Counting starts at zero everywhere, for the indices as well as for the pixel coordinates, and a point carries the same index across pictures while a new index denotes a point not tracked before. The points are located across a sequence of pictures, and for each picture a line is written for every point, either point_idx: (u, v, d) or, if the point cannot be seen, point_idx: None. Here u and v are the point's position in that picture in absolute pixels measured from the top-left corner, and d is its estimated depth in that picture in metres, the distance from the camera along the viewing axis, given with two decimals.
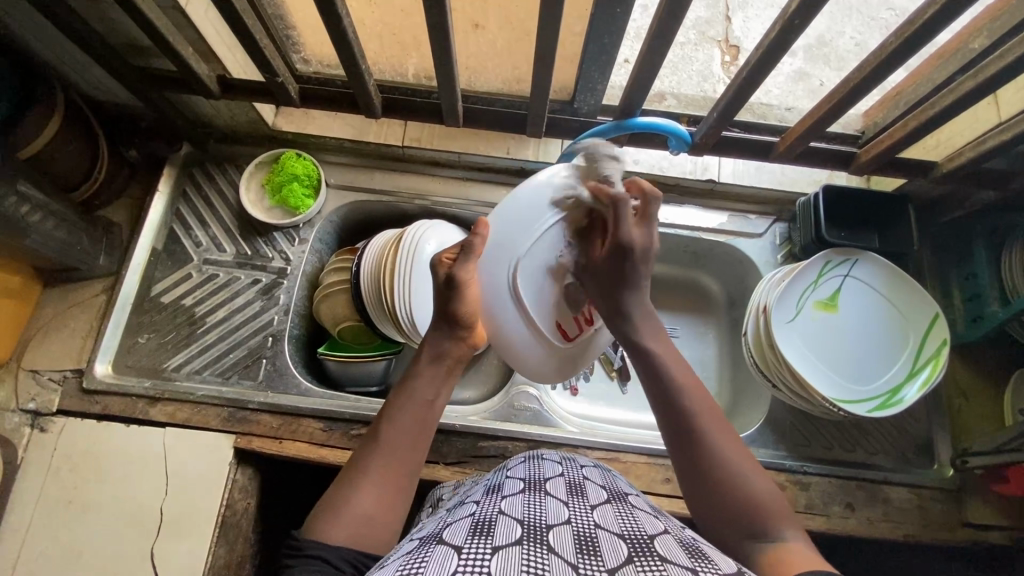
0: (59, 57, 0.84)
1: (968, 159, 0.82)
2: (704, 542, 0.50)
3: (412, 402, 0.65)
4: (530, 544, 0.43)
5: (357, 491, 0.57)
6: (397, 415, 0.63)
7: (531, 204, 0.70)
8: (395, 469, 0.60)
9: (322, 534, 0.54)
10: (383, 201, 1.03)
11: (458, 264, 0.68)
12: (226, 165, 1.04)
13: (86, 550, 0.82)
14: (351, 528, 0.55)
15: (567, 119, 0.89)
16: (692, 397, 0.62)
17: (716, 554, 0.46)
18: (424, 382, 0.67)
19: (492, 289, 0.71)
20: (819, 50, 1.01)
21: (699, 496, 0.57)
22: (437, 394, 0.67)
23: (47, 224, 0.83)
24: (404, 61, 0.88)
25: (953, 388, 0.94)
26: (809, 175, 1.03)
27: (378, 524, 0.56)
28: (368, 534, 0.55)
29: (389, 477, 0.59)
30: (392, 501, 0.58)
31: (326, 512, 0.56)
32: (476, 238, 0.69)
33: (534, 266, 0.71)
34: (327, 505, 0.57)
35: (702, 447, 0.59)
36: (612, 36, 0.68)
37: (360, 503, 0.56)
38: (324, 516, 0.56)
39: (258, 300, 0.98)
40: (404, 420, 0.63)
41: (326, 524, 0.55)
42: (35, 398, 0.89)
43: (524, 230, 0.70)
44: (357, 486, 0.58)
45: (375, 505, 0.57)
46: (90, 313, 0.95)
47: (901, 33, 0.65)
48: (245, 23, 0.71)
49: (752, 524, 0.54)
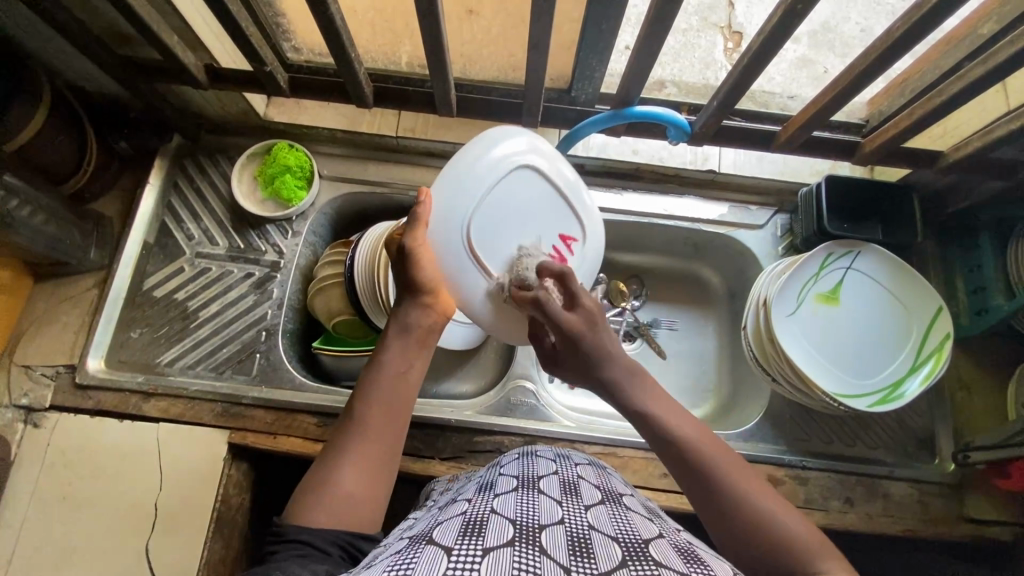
0: (45, 46, 0.82)
1: (976, 148, 0.79)
2: (699, 546, 0.48)
3: (385, 377, 0.63)
4: (522, 546, 0.41)
5: (338, 473, 0.56)
6: (373, 393, 0.61)
7: (477, 165, 0.69)
8: (374, 449, 0.58)
9: (305, 517, 0.53)
10: (377, 192, 1.02)
11: (405, 235, 0.67)
12: (218, 157, 1.02)
13: (80, 546, 0.81)
14: (333, 510, 0.54)
15: (564, 108, 0.87)
16: (708, 452, 0.57)
17: (712, 559, 0.45)
18: (394, 355, 0.65)
19: (447, 255, 0.69)
20: (823, 35, 0.97)
21: (742, 547, 0.52)
22: (410, 367, 0.65)
23: (36, 219, 0.82)
24: (397, 49, 0.85)
25: (956, 382, 0.93)
26: (810, 165, 1.01)
27: (361, 504, 0.55)
28: (351, 515, 0.55)
29: (369, 458, 0.58)
30: (374, 482, 0.57)
31: (307, 497, 0.55)
32: (421, 210, 0.67)
33: (486, 226, 0.70)
34: (307, 488, 0.55)
35: (727, 497, 0.54)
36: (610, 22, 0.66)
37: (341, 483, 0.55)
38: (304, 500, 0.54)
39: (251, 294, 0.97)
40: (380, 396, 0.61)
41: (308, 506, 0.54)
42: (28, 393, 0.89)
43: (470, 189, 0.68)
44: (337, 469, 0.56)
45: (357, 485, 0.56)
46: (83, 307, 0.94)
47: (908, 17, 0.64)
48: (230, 10, 0.69)
49: (792, 567, 0.49)
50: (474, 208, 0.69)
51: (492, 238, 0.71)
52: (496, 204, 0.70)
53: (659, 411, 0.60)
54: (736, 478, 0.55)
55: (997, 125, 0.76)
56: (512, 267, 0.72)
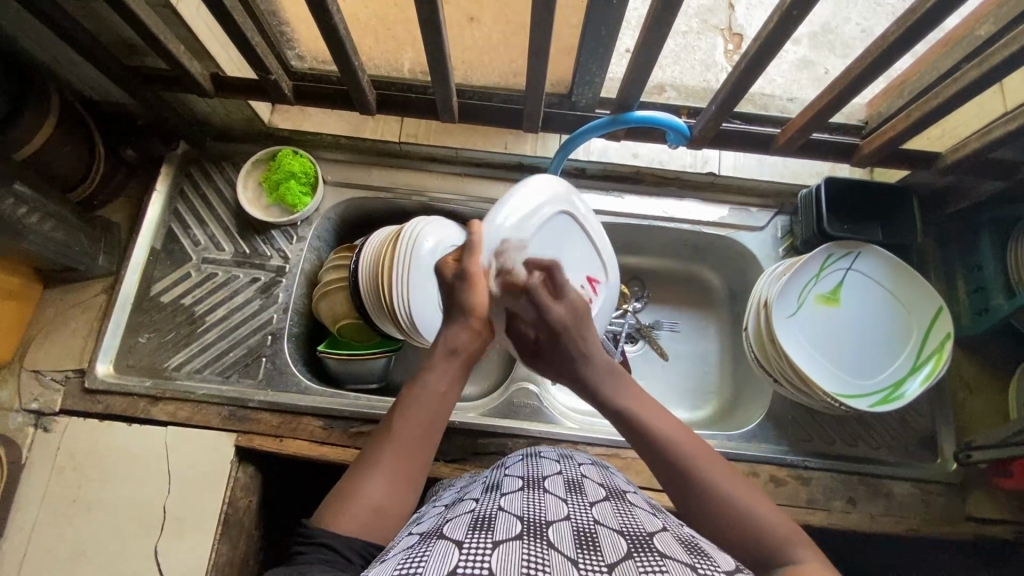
0: (53, 57, 0.84)
1: (972, 149, 0.79)
2: (704, 540, 0.49)
3: (425, 393, 0.62)
4: (530, 539, 0.42)
5: (367, 485, 0.56)
6: (411, 406, 0.61)
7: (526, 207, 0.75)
8: (407, 462, 0.58)
9: (333, 525, 0.53)
10: (381, 197, 1.03)
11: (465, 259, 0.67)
12: (223, 164, 1.04)
13: (89, 549, 0.83)
14: (360, 521, 0.54)
15: (565, 113, 0.88)
16: (679, 448, 0.57)
17: (716, 551, 0.45)
18: (438, 374, 0.64)
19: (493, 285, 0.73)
20: (823, 37, 0.99)
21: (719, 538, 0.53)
22: (451, 387, 0.65)
23: (45, 226, 0.83)
24: (399, 56, 0.87)
25: (958, 382, 0.93)
26: (811, 167, 1.02)
27: (387, 516, 0.55)
28: (376, 525, 0.55)
29: (400, 470, 0.58)
30: (402, 496, 0.57)
31: (335, 504, 0.55)
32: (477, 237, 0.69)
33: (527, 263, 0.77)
34: (338, 495, 0.56)
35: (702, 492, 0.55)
36: (609, 28, 0.67)
37: (368, 496, 0.55)
38: (334, 507, 0.55)
39: (257, 298, 0.98)
40: (418, 411, 0.61)
41: (336, 514, 0.54)
42: (38, 398, 0.90)
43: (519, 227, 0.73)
44: (365, 480, 0.56)
45: (385, 497, 0.56)
46: (92, 313, 0.95)
47: (904, 20, 0.64)
48: (235, 20, 0.70)
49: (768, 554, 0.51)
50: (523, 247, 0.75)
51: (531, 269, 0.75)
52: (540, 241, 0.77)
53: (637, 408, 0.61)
54: (724, 487, 0.55)
55: (994, 126, 0.77)
56: None
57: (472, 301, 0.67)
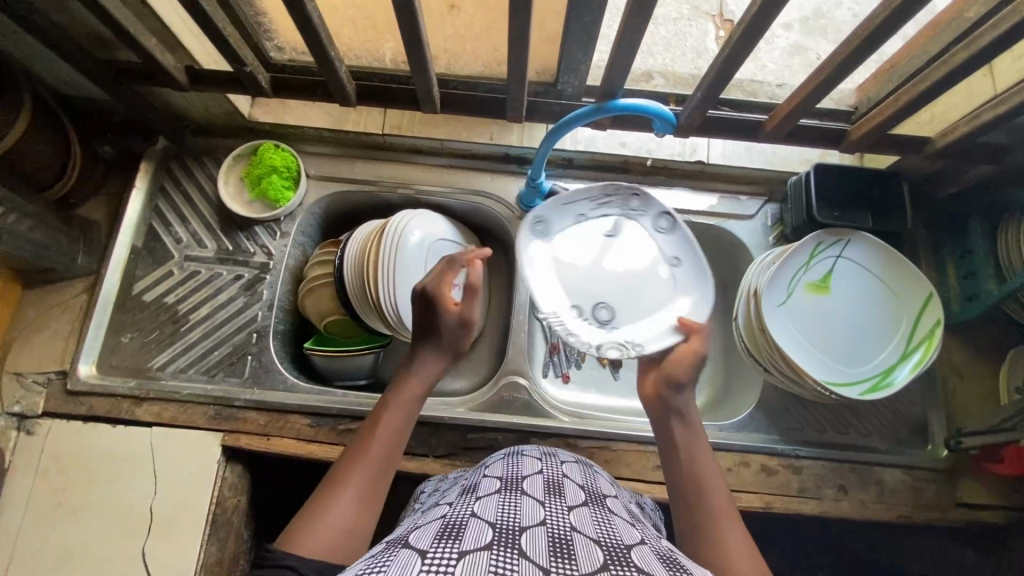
0: (24, 52, 0.82)
1: (963, 133, 0.78)
2: (682, 553, 0.48)
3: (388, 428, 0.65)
4: (499, 548, 0.41)
5: (333, 504, 0.57)
6: (379, 432, 0.64)
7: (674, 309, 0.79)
8: (373, 486, 0.60)
9: (296, 545, 0.52)
10: (365, 191, 1.01)
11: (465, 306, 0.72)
12: (203, 158, 1.02)
13: (75, 552, 0.81)
14: (323, 539, 0.54)
15: (551, 102, 0.86)
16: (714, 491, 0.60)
17: (693, 566, 0.45)
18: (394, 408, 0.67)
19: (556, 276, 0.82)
20: (815, 21, 0.98)
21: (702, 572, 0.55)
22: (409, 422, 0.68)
23: (21, 226, 0.82)
24: (380, 46, 0.85)
25: (949, 368, 0.93)
26: (799, 154, 1.02)
27: (355, 537, 0.56)
28: (339, 545, 0.54)
29: (367, 493, 0.59)
30: (364, 515, 0.57)
31: (301, 525, 0.55)
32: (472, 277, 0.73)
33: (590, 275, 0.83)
34: (303, 518, 0.56)
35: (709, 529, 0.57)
36: (592, 14, 0.65)
37: (335, 516, 0.56)
38: (299, 527, 0.55)
39: (241, 296, 0.96)
40: (387, 437, 0.64)
41: (302, 537, 0.53)
42: (20, 401, 0.88)
43: (662, 327, 0.76)
44: (332, 502, 0.57)
45: (354, 516, 0.57)
46: (72, 314, 0.94)
47: (889, 3, 0.63)
48: (206, 9, 0.68)
49: None
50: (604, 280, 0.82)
51: (621, 311, 0.80)
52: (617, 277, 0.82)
53: (695, 446, 0.65)
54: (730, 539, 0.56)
55: (984, 110, 0.76)
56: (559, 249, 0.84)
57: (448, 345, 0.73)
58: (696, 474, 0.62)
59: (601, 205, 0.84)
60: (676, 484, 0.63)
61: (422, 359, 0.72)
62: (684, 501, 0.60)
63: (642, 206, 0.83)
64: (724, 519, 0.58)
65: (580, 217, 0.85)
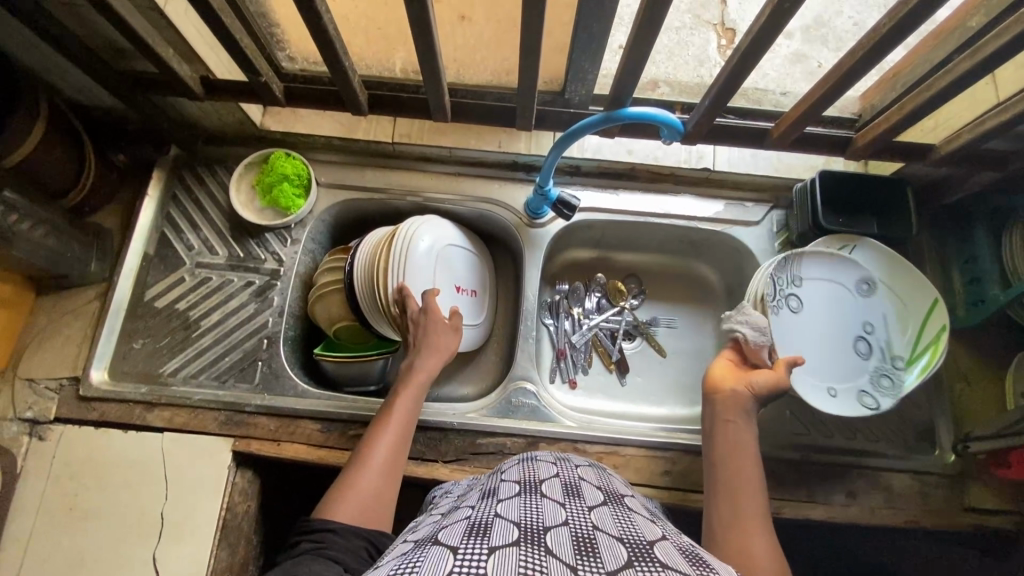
0: (42, 63, 0.83)
1: (968, 139, 0.79)
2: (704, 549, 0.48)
3: (399, 415, 0.76)
4: (527, 545, 0.42)
5: (358, 481, 0.68)
6: (393, 419, 0.75)
7: (810, 381, 0.86)
8: (390, 463, 0.71)
9: (331, 514, 0.64)
10: (375, 198, 1.03)
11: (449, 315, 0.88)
12: (215, 166, 1.03)
13: (87, 557, 0.82)
14: (353, 510, 0.65)
15: (558, 111, 0.88)
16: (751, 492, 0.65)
17: (716, 561, 0.45)
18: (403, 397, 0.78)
19: (810, 291, 0.90)
20: (816, 31, 0.97)
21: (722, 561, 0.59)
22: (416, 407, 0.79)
23: (36, 233, 0.83)
24: (391, 55, 0.86)
25: (955, 373, 0.93)
26: (805, 161, 1.04)
27: (377, 507, 0.67)
28: (366, 514, 0.66)
29: (385, 471, 0.70)
30: (384, 490, 0.69)
31: (334, 497, 0.66)
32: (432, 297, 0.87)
33: (814, 321, 0.90)
34: (334, 492, 0.67)
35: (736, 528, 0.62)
36: (600, 24, 0.67)
37: (360, 491, 0.67)
38: (333, 499, 0.66)
39: (252, 302, 0.97)
40: (398, 425, 0.75)
41: (334, 508, 0.65)
42: (32, 406, 0.89)
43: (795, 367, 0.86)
44: (357, 480, 0.68)
45: (376, 490, 0.68)
46: (85, 319, 0.95)
47: (895, 13, 0.64)
48: (223, 21, 0.70)
49: None
50: (815, 323, 0.90)
51: (800, 323, 0.89)
52: (822, 331, 0.90)
53: (745, 440, 0.71)
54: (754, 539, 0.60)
55: (988, 117, 0.76)
56: (830, 294, 0.90)
57: (440, 343, 0.85)
58: (739, 471, 0.68)
59: (883, 339, 0.89)
60: (717, 476, 0.68)
61: (423, 357, 0.83)
62: (725, 494, 0.65)
63: (875, 393, 0.85)
64: (752, 521, 0.62)
65: (870, 318, 0.90)
